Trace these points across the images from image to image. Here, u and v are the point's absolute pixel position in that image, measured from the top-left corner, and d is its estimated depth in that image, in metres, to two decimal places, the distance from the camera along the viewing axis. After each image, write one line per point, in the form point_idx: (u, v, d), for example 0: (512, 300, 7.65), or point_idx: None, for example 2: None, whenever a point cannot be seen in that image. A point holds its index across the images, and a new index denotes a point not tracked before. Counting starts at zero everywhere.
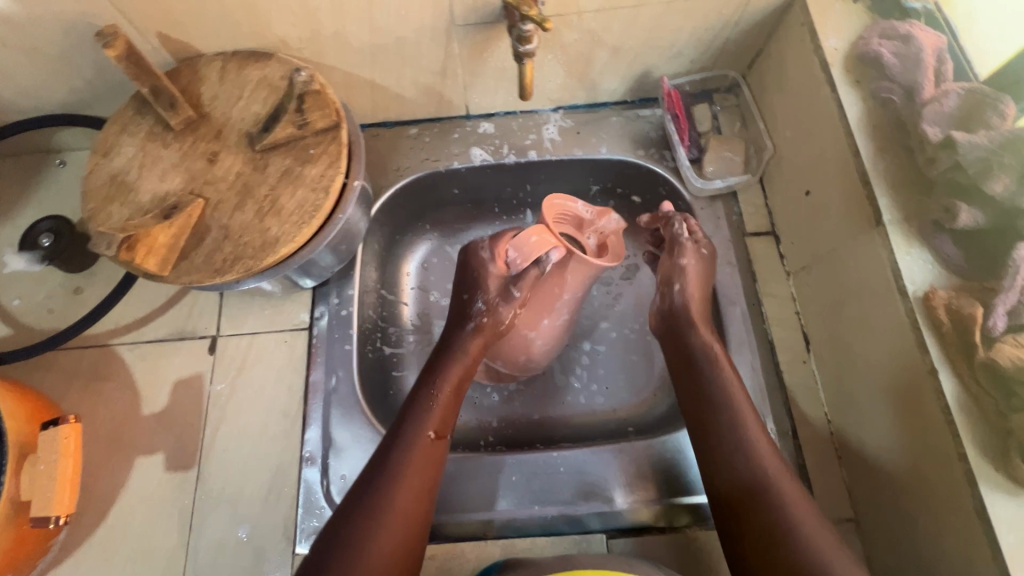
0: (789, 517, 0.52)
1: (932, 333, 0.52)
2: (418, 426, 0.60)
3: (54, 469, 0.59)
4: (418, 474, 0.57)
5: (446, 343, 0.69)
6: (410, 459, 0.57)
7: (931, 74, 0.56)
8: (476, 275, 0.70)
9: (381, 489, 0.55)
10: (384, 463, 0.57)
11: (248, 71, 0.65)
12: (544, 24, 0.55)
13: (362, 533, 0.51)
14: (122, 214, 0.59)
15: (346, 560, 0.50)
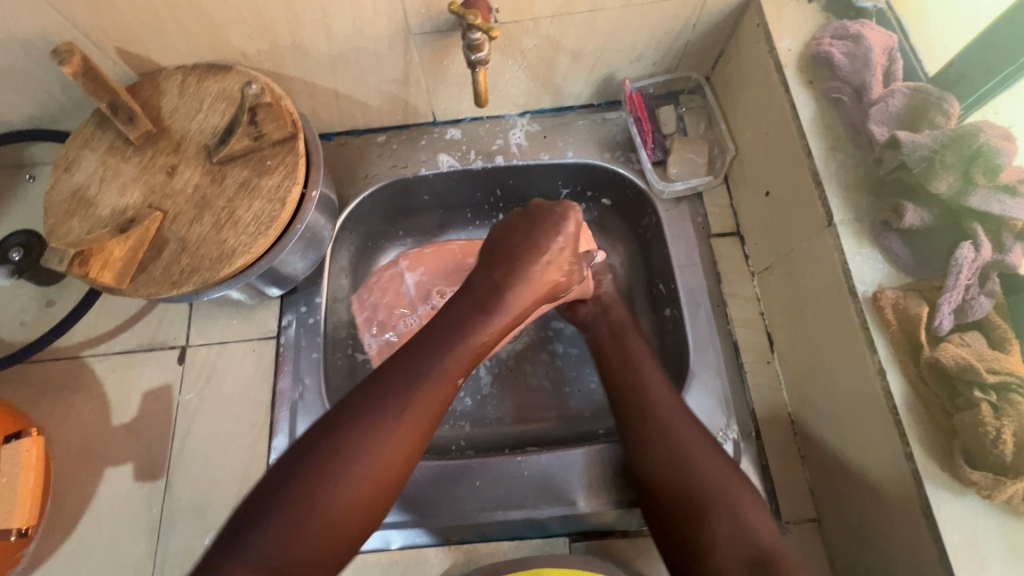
0: (710, 483, 0.53)
1: (880, 333, 0.52)
2: (449, 362, 0.56)
3: (15, 481, 0.64)
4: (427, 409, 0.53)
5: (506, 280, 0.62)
6: (425, 392, 0.54)
7: (880, 74, 0.57)
8: (554, 223, 0.67)
9: (382, 411, 0.52)
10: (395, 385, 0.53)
11: (207, 85, 0.66)
12: (490, 33, 0.57)
13: (348, 452, 0.50)
14: (83, 228, 0.60)
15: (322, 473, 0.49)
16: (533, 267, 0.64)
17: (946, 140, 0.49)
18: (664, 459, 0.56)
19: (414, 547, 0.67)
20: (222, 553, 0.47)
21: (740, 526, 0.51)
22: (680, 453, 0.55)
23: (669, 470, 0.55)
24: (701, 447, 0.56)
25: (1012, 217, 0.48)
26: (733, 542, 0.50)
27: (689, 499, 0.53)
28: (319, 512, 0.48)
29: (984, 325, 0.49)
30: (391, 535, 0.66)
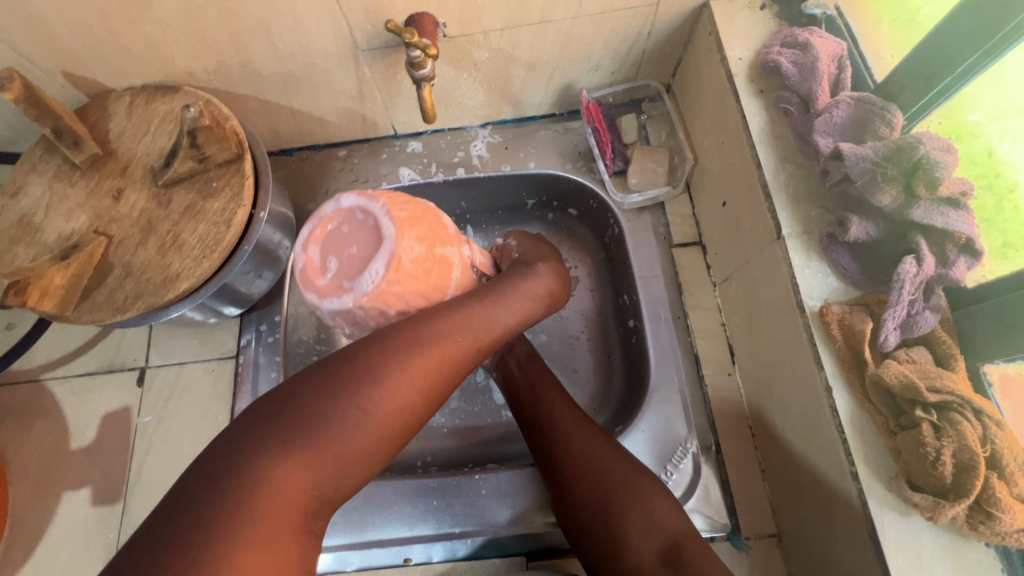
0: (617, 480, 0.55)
1: (827, 349, 0.50)
2: (502, 309, 0.56)
3: None
4: (474, 341, 0.52)
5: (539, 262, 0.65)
6: (476, 325, 0.53)
7: (826, 84, 0.56)
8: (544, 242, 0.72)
9: (432, 333, 0.50)
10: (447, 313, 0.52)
11: (154, 106, 0.66)
12: (429, 50, 0.58)
13: (397, 366, 0.47)
14: (29, 254, 0.60)
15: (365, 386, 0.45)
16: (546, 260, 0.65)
17: (886, 153, 0.49)
18: (575, 457, 0.58)
19: (370, 569, 0.65)
20: (239, 453, 0.41)
21: (650, 517, 0.53)
22: (586, 458, 0.57)
23: (579, 470, 0.57)
24: (603, 449, 0.58)
25: (955, 231, 0.46)
26: (649, 533, 0.52)
27: (599, 497, 0.55)
28: (358, 421, 0.44)
29: (930, 340, 0.48)
30: (347, 555, 0.65)
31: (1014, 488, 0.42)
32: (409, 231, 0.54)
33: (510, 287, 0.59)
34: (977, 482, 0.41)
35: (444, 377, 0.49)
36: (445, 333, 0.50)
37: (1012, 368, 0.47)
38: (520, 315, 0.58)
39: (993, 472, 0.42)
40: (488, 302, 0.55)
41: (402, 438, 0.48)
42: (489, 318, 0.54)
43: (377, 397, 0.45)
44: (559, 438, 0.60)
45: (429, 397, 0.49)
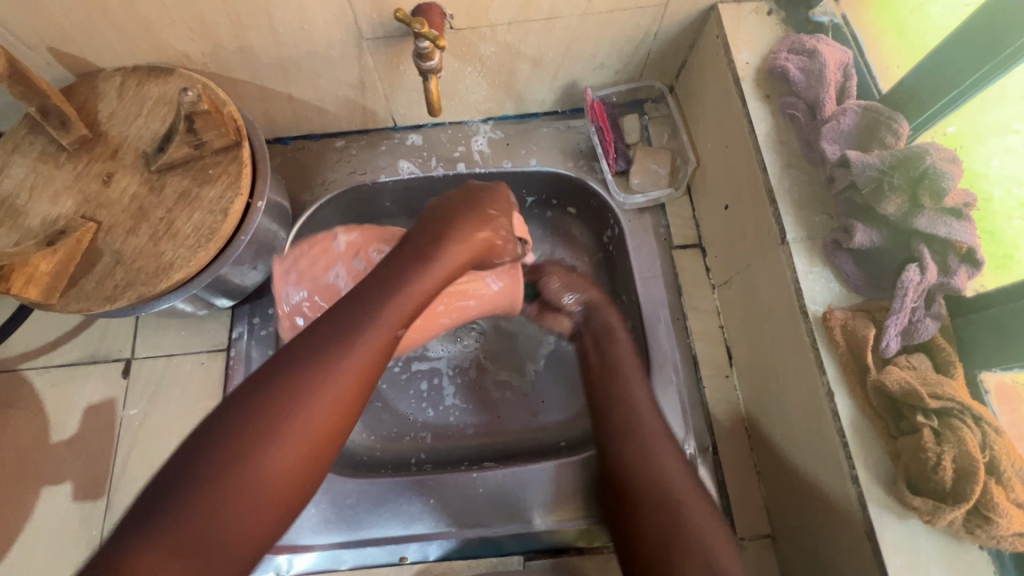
0: (691, 513, 0.51)
1: (830, 354, 0.51)
2: (386, 312, 0.48)
3: None
4: (357, 364, 0.45)
5: (440, 230, 0.55)
6: (356, 348, 0.45)
7: (833, 91, 0.56)
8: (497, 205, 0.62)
9: (296, 380, 0.43)
10: (315, 345, 0.45)
11: (148, 89, 0.63)
12: (438, 43, 0.56)
13: (248, 436, 0.41)
14: (11, 238, 0.57)
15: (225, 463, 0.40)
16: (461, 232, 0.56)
17: (893, 162, 0.49)
18: (647, 482, 0.54)
19: (364, 567, 0.65)
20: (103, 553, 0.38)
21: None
22: (660, 486, 0.54)
23: (650, 498, 0.53)
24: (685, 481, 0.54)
25: (958, 241, 0.47)
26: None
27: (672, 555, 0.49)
28: (231, 502, 0.40)
29: (930, 346, 0.49)
30: (342, 553, 0.65)
31: (1011, 493, 0.43)
32: (283, 280, 0.69)
33: (391, 281, 0.50)
34: (976, 486, 0.42)
35: (328, 413, 0.43)
36: (315, 372, 0.44)
37: (1008, 377, 0.48)
38: (413, 305, 0.50)
39: (990, 477, 0.43)
40: (368, 313, 0.47)
41: (307, 483, 0.43)
42: (370, 329, 0.47)
43: (249, 466, 0.41)
44: (637, 460, 0.56)
45: (320, 437, 0.43)
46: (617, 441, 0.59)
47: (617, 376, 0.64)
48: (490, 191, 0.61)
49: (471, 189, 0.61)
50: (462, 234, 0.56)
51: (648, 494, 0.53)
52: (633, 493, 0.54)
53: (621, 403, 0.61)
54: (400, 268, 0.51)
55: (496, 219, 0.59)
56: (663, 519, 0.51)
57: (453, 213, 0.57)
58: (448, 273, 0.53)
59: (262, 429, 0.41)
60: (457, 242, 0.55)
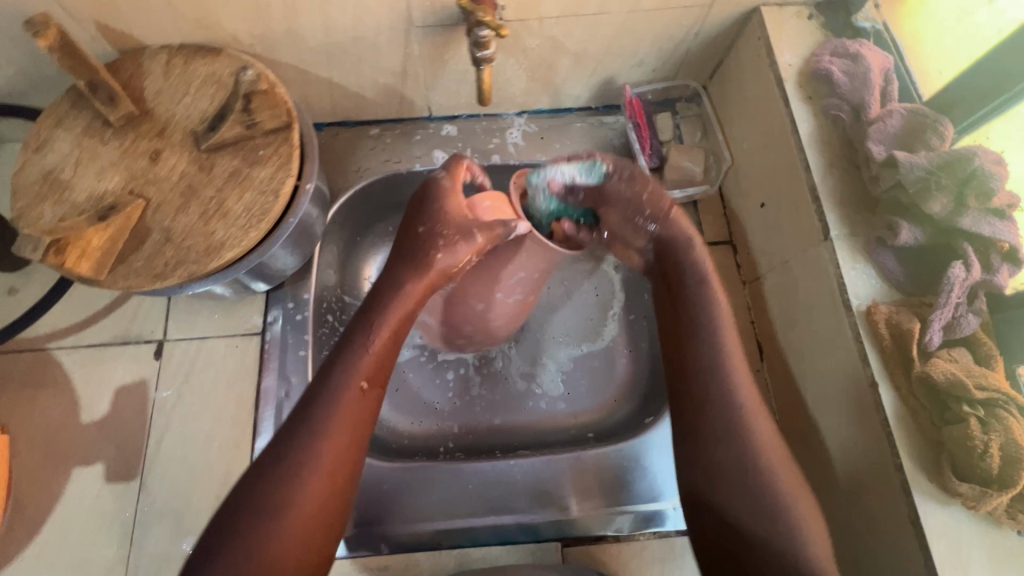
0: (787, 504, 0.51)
1: (873, 346, 0.53)
2: (345, 374, 0.55)
3: None
4: (337, 427, 0.52)
5: (386, 282, 0.60)
6: (332, 413, 0.53)
7: (877, 94, 0.58)
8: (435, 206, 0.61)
9: (288, 457, 0.50)
10: (299, 424, 0.52)
11: (195, 68, 0.63)
12: (500, 31, 0.56)
13: (256, 521, 0.48)
14: (57, 213, 0.57)
15: (249, 539, 0.47)
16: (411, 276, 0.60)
17: (942, 162, 0.51)
18: (741, 474, 0.52)
19: (402, 552, 0.65)
20: None
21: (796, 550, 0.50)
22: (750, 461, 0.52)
23: (745, 489, 0.52)
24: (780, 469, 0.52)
25: (1001, 239, 0.50)
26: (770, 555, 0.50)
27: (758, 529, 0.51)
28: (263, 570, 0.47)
29: (971, 341, 0.51)
30: (382, 538, 0.65)
31: None
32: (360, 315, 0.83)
33: (345, 347, 0.57)
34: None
35: (326, 475, 0.51)
36: (300, 443, 0.51)
37: None
38: (371, 359, 0.56)
39: None
40: (333, 380, 0.54)
41: (326, 532, 0.51)
42: (339, 393, 0.54)
43: (269, 535, 0.48)
44: (735, 450, 0.53)
45: (323, 494, 0.50)
46: (706, 429, 0.55)
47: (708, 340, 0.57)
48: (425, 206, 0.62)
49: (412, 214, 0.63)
50: (405, 280, 0.59)
51: (744, 486, 0.52)
52: (728, 487, 0.53)
53: (713, 378, 0.56)
54: (350, 333, 0.58)
55: (424, 236, 0.60)
56: (761, 510, 0.51)
57: (394, 260, 0.61)
58: (400, 318, 0.59)
59: (272, 503, 0.49)
60: (403, 288, 0.59)
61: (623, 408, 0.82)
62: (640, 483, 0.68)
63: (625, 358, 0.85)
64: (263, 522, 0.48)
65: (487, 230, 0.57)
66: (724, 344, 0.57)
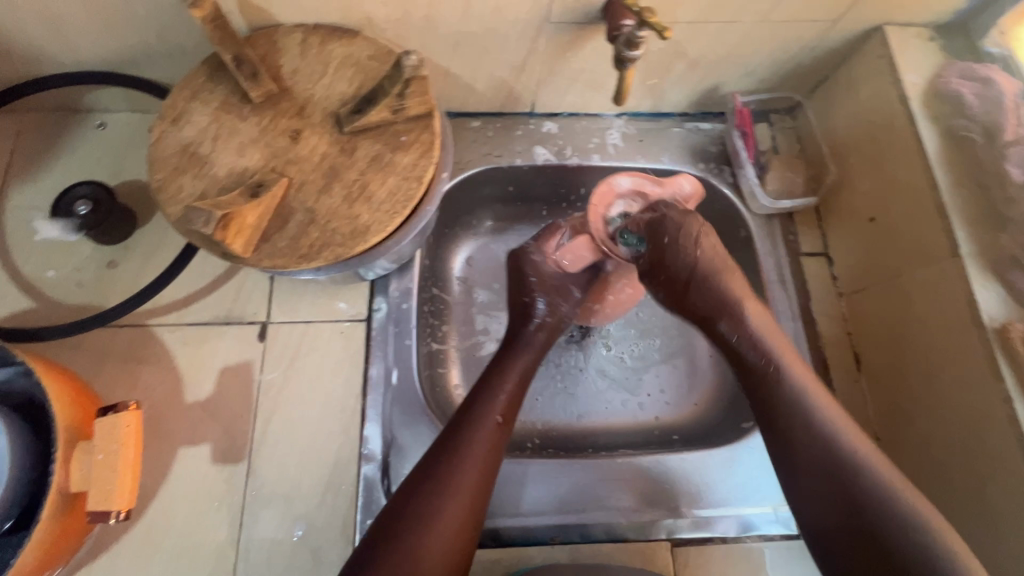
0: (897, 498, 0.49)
1: (1007, 362, 0.56)
2: (487, 408, 0.60)
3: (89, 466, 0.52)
4: (478, 453, 0.57)
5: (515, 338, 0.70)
6: (474, 443, 0.57)
7: (1013, 115, 0.60)
8: (532, 275, 0.73)
9: (435, 475, 0.55)
10: (443, 450, 0.57)
11: (332, 48, 0.61)
12: (663, 33, 0.54)
13: (411, 534, 0.51)
14: (198, 187, 0.56)
15: (401, 549, 0.50)
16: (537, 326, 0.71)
17: None
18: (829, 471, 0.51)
19: (514, 543, 0.66)
20: None
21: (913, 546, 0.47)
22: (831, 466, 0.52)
23: (841, 493, 0.50)
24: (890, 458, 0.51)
25: None
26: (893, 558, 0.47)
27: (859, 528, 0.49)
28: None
29: None
30: (497, 530, 0.66)
31: None
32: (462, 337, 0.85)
33: (484, 386, 0.63)
34: None
35: (469, 499, 0.54)
36: (449, 465, 0.55)
37: None
38: (507, 396, 0.63)
39: None
40: (477, 414, 0.60)
41: (463, 559, 0.53)
42: (481, 424, 0.59)
43: (420, 549, 0.50)
44: (822, 459, 0.52)
45: (465, 516, 0.53)
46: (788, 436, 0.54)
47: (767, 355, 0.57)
48: (522, 273, 0.74)
49: (512, 282, 0.75)
50: (529, 336, 0.70)
51: (838, 487, 0.51)
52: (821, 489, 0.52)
53: (788, 382, 0.56)
54: (487, 376, 0.65)
55: (531, 304, 0.72)
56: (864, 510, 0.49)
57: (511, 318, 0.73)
58: (527, 368, 0.67)
59: (423, 517, 0.52)
60: (529, 344, 0.69)
61: (708, 411, 0.81)
62: (744, 489, 0.69)
63: (709, 360, 0.84)
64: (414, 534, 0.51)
65: (574, 279, 0.74)
66: (792, 378, 0.56)
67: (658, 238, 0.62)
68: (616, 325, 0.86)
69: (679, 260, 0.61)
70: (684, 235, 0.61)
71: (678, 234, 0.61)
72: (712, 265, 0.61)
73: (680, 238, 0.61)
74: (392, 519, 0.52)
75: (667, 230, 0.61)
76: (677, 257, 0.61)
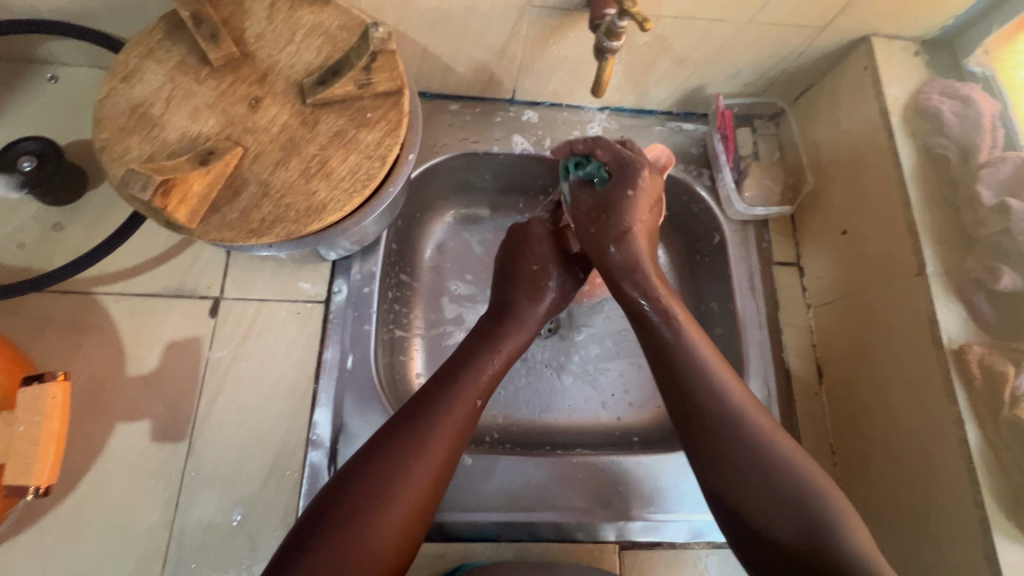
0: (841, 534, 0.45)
1: (962, 384, 0.56)
2: (466, 388, 0.58)
3: (8, 438, 0.50)
4: (447, 434, 0.55)
5: (507, 311, 0.67)
6: (445, 421, 0.55)
7: (988, 137, 0.60)
8: (535, 246, 0.71)
9: (399, 450, 0.52)
10: (412, 422, 0.54)
11: (301, 14, 0.58)
12: (644, 25, 0.53)
13: (366, 505, 0.49)
14: (145, 150, 0.53)
15: (354, 526, 0.48)
16: (534, 295, 0.68)
17: None
18: (770, 502, 0.48)
19: (460, 538, 0.64)
20: None
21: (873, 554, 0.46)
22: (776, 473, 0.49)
23: (792, 517, 0.47)
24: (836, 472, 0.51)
25: None
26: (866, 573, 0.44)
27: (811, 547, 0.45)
28: (359, 562, 0.47)
29: None
30: (444, 524, 0.64)
31: None
32: None
33: (466, 363, 0.61)
34: None
35: (429, 478, 0.52)
36: (415, 443, 0.53)
37: None
38: (488, 378, 0.61)
39: None
40: (456, 391, 0.58)
41: (416, 542, 0.51)
42: (459, 402, 0.57)
43: (371, 528, 0.48)
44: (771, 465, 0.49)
45: (421, 500, 0.51)
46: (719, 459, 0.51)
47: (702, 373, 0.54)
48: (527, 244, 0.71)
49: (512, 250, 0.72)
50: (525, 309, 0.67)
51: (784, 510, 0.47)
52: (765, 515, 0.48)
53: (730, 412, 0.52)
54: (474, 352, 0.62)
55: (538, 272, 0.70)
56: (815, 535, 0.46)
57: (510, 287, 0.69)
58: (517, 344, 0.65)
59: (380, 495, 0.50)
60: (525, 319, 0.67)
61: (670, 416, 0.80)
62: (696, 497, 0.68)
63: None
64: (366, 512, 0.49)
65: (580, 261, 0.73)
66: (722, 386, 0.54)
67: (622, 182, 0.64)
68: (586, 323, 0.85)
69: (622, 213, 0.63)
70: (641, 187, 0.64)
71: (638, 190, 0.64)
72: (641, 229, 0.64)
73: (639, 196, 0.63)
74: (345, 493, 0.50)
75: (633, 178, 0.63)
76: (624, 208, 0.63)
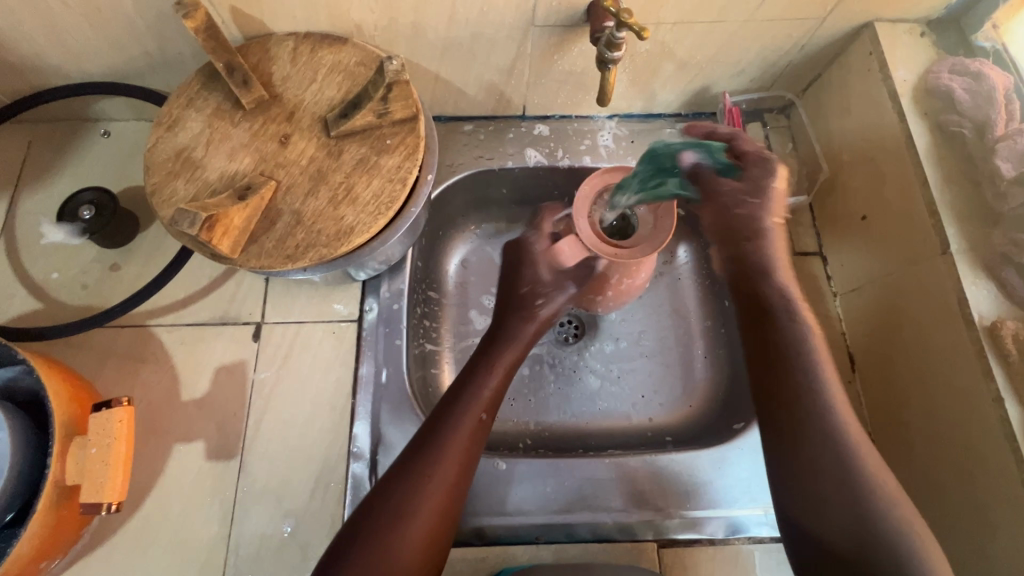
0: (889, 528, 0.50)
1: (999, 362, 0.54)
2: (470, 404, 0.60)
3: (82, 460, 0.54)
4: (455, 453, 0.57)
5: (500, 330, 0.69)
6: (451, 440, 0.57)
7: (1002, 111, 0.60)
8: (528, 266, 0.72)
9: (414, 471, 0.55)
10: (422, 444, 0.57)
11: (321, 55, 0.63)
12: (640, 34, 0.54)
13: (388, 530, 0.52)
14: (189, 192, 0.58)
15: (378, 548, 0.51)
16: (526, 312, 0.70)
17: None
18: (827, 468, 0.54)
19: (500, 542, 0.66)
20: None
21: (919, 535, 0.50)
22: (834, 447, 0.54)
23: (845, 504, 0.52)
24: None
25: None
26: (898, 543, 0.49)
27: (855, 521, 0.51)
28: None
29: None
30: (482, 528, 0.66)
31: None
32: None
33: (468, 382, 0.63)
34: None
35: (442, 497, 0.54)
36: (425, 465, 0.55)
37: None
38: (489, 394, 0.62)
39: None
40: (459, 410, 0.59)
41: (441, 556, 0.54)
42: (463, 419, 0.59)
43: (396, 550, 0.51)
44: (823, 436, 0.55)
45: (438, 518, 0.54)
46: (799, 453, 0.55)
47: (810, 371, 0.58)
48: (519, 265, 0.72)
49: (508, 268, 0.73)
50: (517, 327, 0.68)
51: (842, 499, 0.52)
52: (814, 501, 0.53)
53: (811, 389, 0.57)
54: (472, 372, 0.64)
55: (531, 293, 0.71)
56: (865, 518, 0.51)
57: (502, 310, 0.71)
58: (514, 360, 0.66)
59: (399, 519, 0.52)
60: (520, 337, 0.68)
61: (704, 414, 0.80)
62: (733, 492, 0.68)
63: (703, 363, 0.83)
64: (389, 534, 0.51)
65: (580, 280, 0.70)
66: (812, 351, 0.59)
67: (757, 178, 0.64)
68: (612, 325, 0.86)
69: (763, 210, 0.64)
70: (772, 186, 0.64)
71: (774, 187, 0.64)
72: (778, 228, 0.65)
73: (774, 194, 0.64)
74: (368, 517, 0.53)
75: (763, 169, 0.64)
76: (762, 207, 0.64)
